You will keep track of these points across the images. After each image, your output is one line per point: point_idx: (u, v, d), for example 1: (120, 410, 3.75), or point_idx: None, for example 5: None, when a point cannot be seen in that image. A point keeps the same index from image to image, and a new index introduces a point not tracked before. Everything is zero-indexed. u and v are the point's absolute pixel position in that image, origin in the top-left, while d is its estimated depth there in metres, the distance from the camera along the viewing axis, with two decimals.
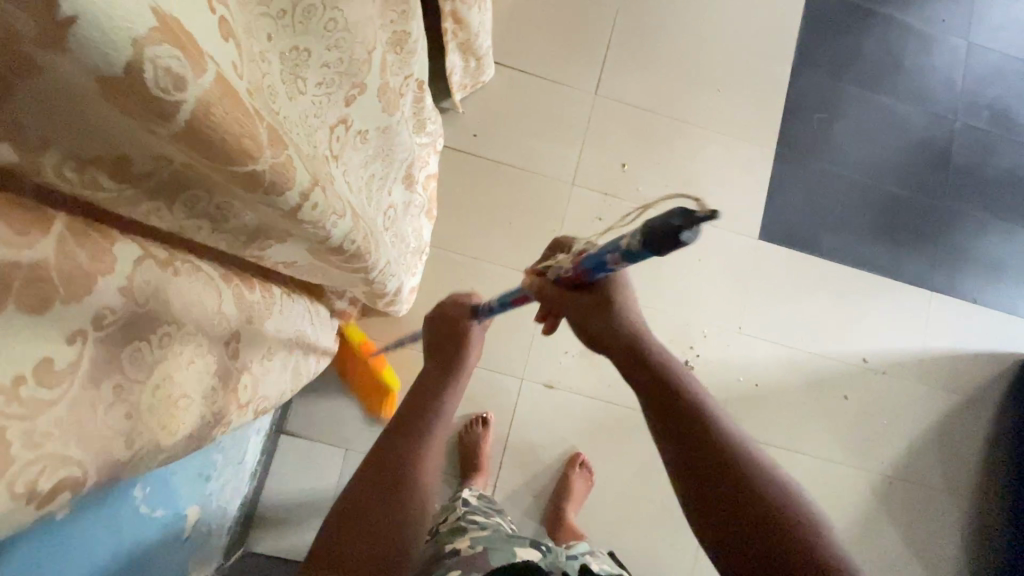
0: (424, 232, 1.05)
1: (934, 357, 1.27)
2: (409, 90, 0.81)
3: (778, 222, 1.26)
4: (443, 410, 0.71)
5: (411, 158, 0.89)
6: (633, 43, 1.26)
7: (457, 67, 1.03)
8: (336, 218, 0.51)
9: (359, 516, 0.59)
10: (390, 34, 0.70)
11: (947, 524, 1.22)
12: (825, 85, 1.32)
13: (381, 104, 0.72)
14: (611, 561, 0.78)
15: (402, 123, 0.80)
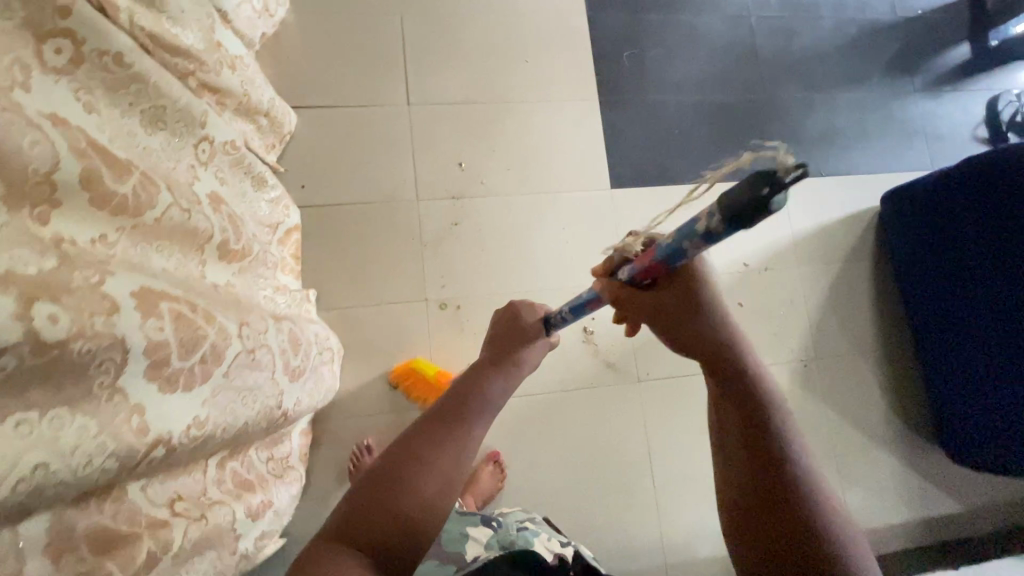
0: (327, 335, 1.02)
1: (802, 237, 1.33)
2: (203, 155, 0.81)
3: (627, 162, 1.29)
4: (492, 389, 0.59)
5: (229, 224, 0.81)
6: (427, 40, 1.24)
7: (249, 130, 1.00)
8: (84, 338, 0.47)
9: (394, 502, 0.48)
10: (139, 115, 0.67)
11: (867, 381, 1.29)
12: (625, 22, 1.34)
13: (112, 208, 0.57)
14: (547, 525, 1.00)
15: (188, 205, 0.69)
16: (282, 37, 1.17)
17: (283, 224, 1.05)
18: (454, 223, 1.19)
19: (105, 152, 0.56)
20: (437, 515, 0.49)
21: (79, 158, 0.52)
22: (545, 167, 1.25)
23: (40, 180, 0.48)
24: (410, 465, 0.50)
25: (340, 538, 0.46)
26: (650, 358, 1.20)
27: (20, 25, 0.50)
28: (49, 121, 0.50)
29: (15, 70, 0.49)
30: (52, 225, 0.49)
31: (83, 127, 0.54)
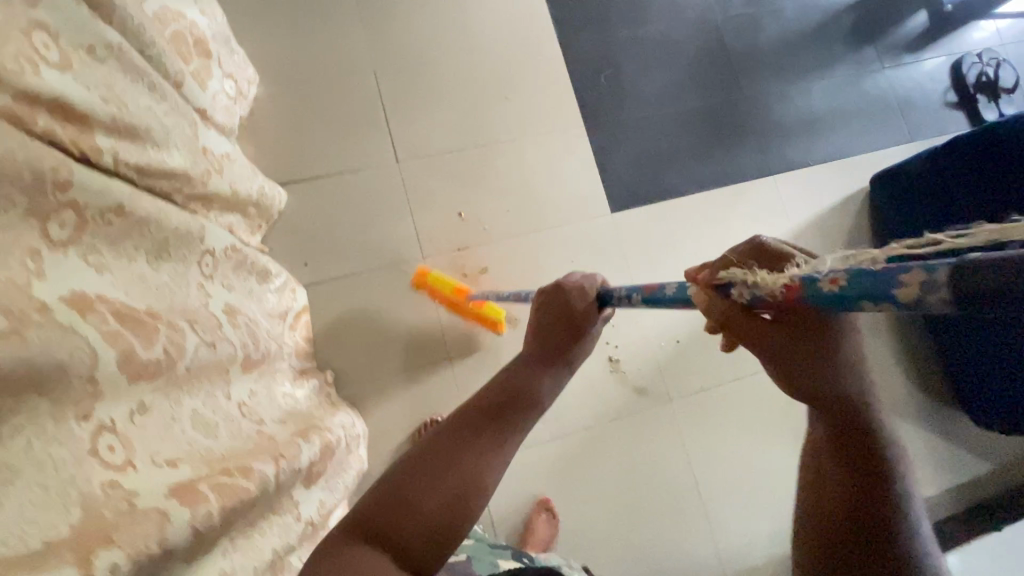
0: (352, 421, 1.00)
1: (800, 229, 1.34)
2: (207, 270, 0.78)
3: (622, 184, 1.29)
4: (541, 390, 0.54)
5: (242, 340, 0.79)
6: (405, 93, 1.22)
7: (236, 222, 0.96)
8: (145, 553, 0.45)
9: (405, 504, 0.45)
10: (146, 255, 0.64)
11: (884, 358, 1.32)
12: (596, 43, 1.34)
13: (151, 375, 0.55)
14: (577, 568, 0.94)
15: (206, 337, 0.67)
16: (258, 115, 1.14)
17: (292, 309, 1.03)
18: (464, 274, 1.18)
19: (128, 320, 0.54)
20: (455, 526, 0.45)
21: (112, 343, 0.50)
22: (542, 202, 1.24)
23: (82, 380, 0.47)
24: (436, 469, 0.46)
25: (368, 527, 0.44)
26: (677, 374, 1.21)
27: (22, 216, 0.48)
28: (77, 315, 0.48)
29: (29, 265, 0.47)
30: (94, 416, 0.48)
31: (103, 298, 0.53)
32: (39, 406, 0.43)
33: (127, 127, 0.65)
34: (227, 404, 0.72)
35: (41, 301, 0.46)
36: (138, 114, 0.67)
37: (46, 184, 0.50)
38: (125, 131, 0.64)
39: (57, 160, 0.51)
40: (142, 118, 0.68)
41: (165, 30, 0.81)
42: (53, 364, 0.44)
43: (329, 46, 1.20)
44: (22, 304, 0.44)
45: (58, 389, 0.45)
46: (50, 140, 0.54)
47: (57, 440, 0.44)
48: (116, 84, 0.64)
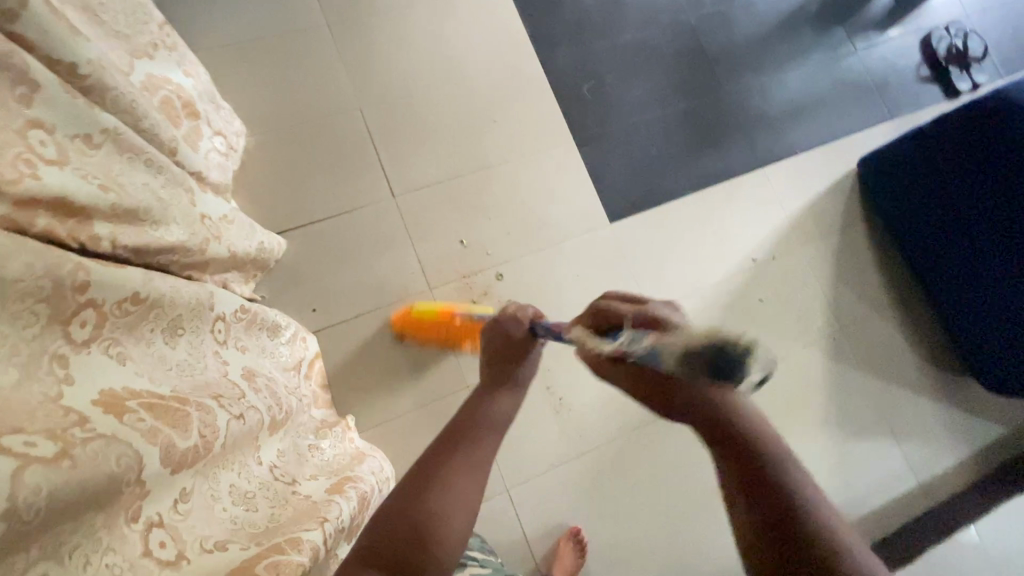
0: (380, 465, 0.99)
1: (797, 217, 1.35)
2: (219, 336, 0.77)
3: (617, 193, 1.29)
4: (497, 411, 0.62)
5: (265, 402, 0.78)
6: (392, 129, 1.22)
7: (232, 276, 0.95)
8: None
9: (392, 527, 0.51)
10: (162, 335, 0.63)
11: (892, 336, 1.33)
12: (575, 57, 1.35)
13: (190, 463, 0.54)
14: None
15: (234, 408, 0.66)
16: (249, 167, 1.14)
17: (305, 358, 1.02)
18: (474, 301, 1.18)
19: (161, 411, 0.53)
20: (449, 542, 0.51)
21: (152, 441, 0.50)
22: (540, 220, 1.24)
23: (129, 483, 0.47)
24: (419, 493, 0.53)
25: (362, 558, 0.50)
26: (694, 376, 1.22)
27: (43, 324, 0.47)
28: (114, 419, 0.48)
29: (56, 373, 0.46)
30: (143, 514, 0.48)
31: (134, 394, 0.52)
32: (90, 521, 0.43)
33: (128, 210, 0.64)
34: (259, 469, 0.72)
35: (78, 413, 0.45)
36: (137, 193, 0.66)
37: (64, 288, 0.49)
38: (127, 215, 0.64)
39: (72, 262, 0.50)
40: (143, 198, 0.67)
41: (154, 100, 0.80)
42: (100, 475, 0.43)
43: (312, 92, 1.21)
44: (62, 423, 0.43)
45: (106, 499, 0.44)
46: (50, 238, 0.53)
47: (109, 548, 0.44)
48: (114, 168, 0.64)
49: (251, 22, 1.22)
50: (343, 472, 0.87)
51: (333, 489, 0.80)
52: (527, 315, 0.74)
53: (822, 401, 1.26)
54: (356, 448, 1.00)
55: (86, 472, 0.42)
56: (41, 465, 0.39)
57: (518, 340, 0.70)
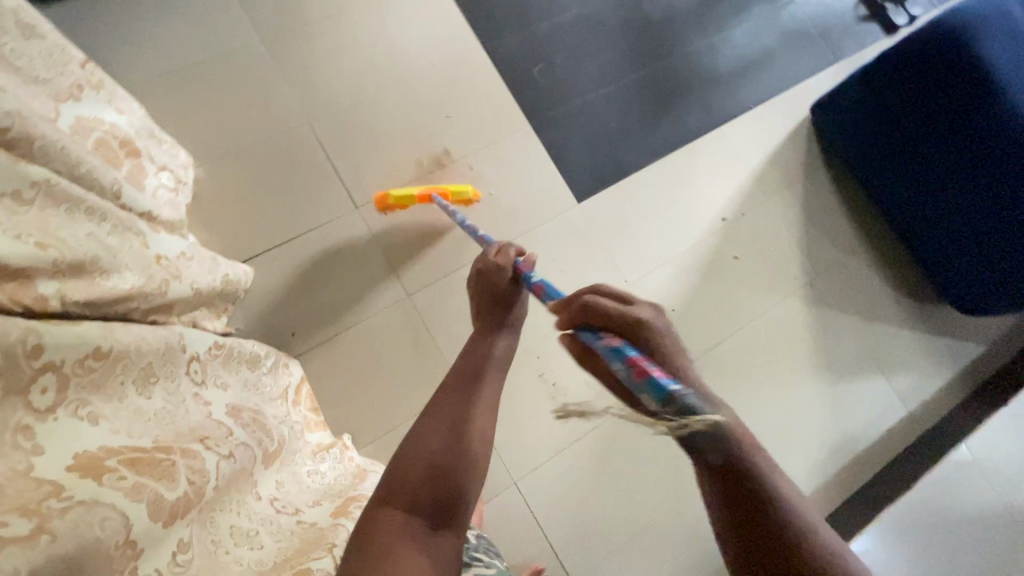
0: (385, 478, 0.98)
1: (761, 170, 1.36)
2: (197, 377, 0.76)
3: (582, 173, 1.29)
4: (494, 352, 0.71)
5: (255, 437, 0.76)
6: (345, 140, 1.20)
7: (200, 314, 0.91)
8: None
9: (413, 465, 0.56)
10: (135, 387, 0.61)
11: (867, 273, 1.36)
12: (520, 41, 1.33)
13: (184, 513, 0.53)
14: None
15: (223, 448, 0.65)
16: (203, 199, 1.11)
17: (291, 385, 1.00)
18: (455, 301, 1.17)
19: (144, 466, 0.51)
20: (471, 466, 0.57)
21: (137, 498, 0.49)
22: (509, 210, 1.23)
23: (120, 546, 0.46)
24: (446, 425, 0.59)
25: (388, 499, 0.54)
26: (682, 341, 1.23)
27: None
28: (93, 483, 0.46)
29: (23, 445, 0.44)
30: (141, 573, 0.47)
31: (113, 451, 0.50)
32: None
33: (74, 264, 0.61)
34: (259, 504, 0.71)
35: (51, 484, 0.44)
36: (82, 245, 0.64)
37: (17, 357, 0.47)
38: (74, 269, 0.61)
39: (21, 328, 0.48)
40: (89, 249, 0.64)
41: (87, 144, 0.77)
42: (86, 543, 0.43)
43: (257, 113, 1.18)
44: (36, 495, 0.42)
45: (96, 565, 0.44)
46: None
47: None
48: (52, 223, 0.61)
49: (179, 50, 1.17)
50: (348, 492, 0.87)
51: (341, 511, 0.79)
52: (508, 263, 0.79)
53: (809, 346, 1.29)
54: (361, 465, 0.99)
55: (68, 542, 0.42)
56: (18, 546, 0.39)
57: (505, 292, 0.78)
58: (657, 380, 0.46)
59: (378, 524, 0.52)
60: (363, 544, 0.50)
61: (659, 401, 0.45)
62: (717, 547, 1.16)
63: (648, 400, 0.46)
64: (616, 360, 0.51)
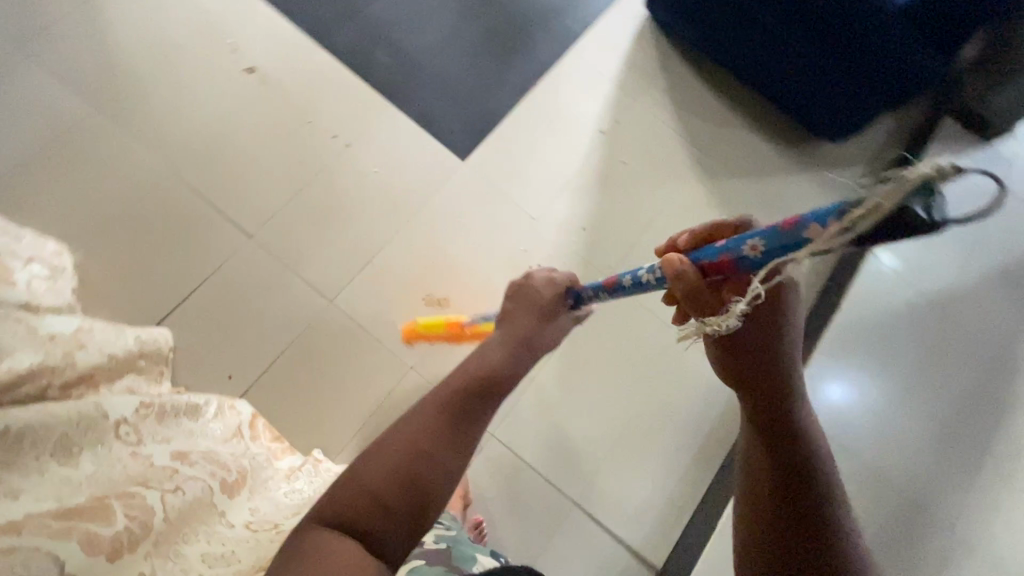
0: None
1: (621, 77, 1.43)
2: (132, 437, 0.74)
3: (458, 133, 1.31)
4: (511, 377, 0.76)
5: (208, 473, 0.76)
6: (215, 178, 1.20)
7: (134, 380, 0.89)
8: None
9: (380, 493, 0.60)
10: (53, 457, 0.64)
11: (746, 137, 1.45)
12: (355, 30, 1.34)
13: (123, 545, 0.54)
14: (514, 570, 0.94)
15: (166, 484, 0.65)
16: (92, 280, 1.09)
17: (243, 422, 0.98)
18: (376, 292, 1.19)
19: (70, 512, 0.54)
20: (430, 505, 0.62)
21: (67, 537, 0.51)
22: (399, 190, 1.25)
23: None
24: (427, 458, 0.63)
25: (339, 523, 0.58)
26: (600, 254, 1.29)
27: None
28: (11, 535, 0.49)
29: None
30: None
31: (35, 521, 0.52)
32: None
33: None
34: (230, 530, 0.71)
35: None
36: None
37: None
38: None
39: None
40: None
41: None
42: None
43: (117, 181, 1.15)
44: None
45: None
46: None
47: None
48: None
49: (12, 143, 1.13)
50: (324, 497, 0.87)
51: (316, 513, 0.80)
52: (564, 280, 0.88)
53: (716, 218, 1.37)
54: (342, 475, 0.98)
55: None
56: None
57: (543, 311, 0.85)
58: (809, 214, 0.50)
59: (314, 542, 0.56)
60: (311, 552, 0.55)
61: (834, 220, 0.47)
62: (696, 424, 1.23)
63: (826, 226, 0.48)
64: (749, 241, 0.56)
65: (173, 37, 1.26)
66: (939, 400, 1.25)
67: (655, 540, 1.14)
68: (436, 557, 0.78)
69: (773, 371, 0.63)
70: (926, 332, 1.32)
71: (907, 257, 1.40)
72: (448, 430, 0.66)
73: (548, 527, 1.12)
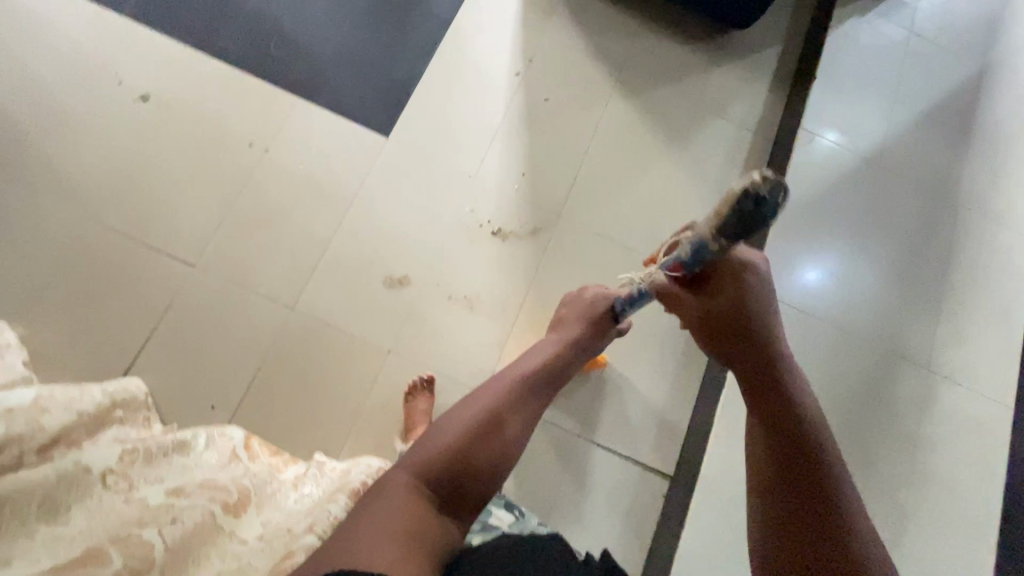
0: (373, 463, 1.00)
1: (522, 13, 1.39)
2: (122, 484, 0.74)
3: (374, 110, 1.28)
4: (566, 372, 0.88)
5: (210, 496, 0.75)
6: (140, 216, 1.16)
7: (120, 430, 0.88)
8: None
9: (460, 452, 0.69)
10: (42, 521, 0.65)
11: (660, 45, 1.44)
12: (238, 30, 1.27)
13: None
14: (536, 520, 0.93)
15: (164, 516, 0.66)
16: (45, 349, 1.06)
17: (237, 446, 0.98)
18: (336, 288, 1.18)
19: None
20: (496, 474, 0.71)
21: None
22: (331, 182, 1.23)
23: None
24: (504, 433, 0.73)
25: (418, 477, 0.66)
26: (546, 195, 1.29)
27: None
28: None
29: None
30: None
31: None
32: None
33: None
34: (244, 544, 0.72)
35: None
36: None
37: None
38: None
39: None
40: None
41: None
42: None
43: (39, 245, 1.11)
44: None
45: None
46: None
47: None
48: None
49: None
50: (334, 491, 0.89)
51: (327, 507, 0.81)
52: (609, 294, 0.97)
53: (648, 132, 1.37)
54: (351, 466, 0.99)
55: None
56: None
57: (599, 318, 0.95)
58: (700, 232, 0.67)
59: (387, 491, 0.64)
60: (386, 499, 0.63)
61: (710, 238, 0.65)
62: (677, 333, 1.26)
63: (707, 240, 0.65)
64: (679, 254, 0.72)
65: (50, 83, 1.19)
66: (904, 253, 1.31)
67: (662, 449, 1.19)
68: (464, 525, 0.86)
69: (762, 348, 0.67)
70: (879, 193, 1.35)
71: (845, 125, 1.39)
72: (522, 410, 0.77)
73: (559, 464, 1.16)
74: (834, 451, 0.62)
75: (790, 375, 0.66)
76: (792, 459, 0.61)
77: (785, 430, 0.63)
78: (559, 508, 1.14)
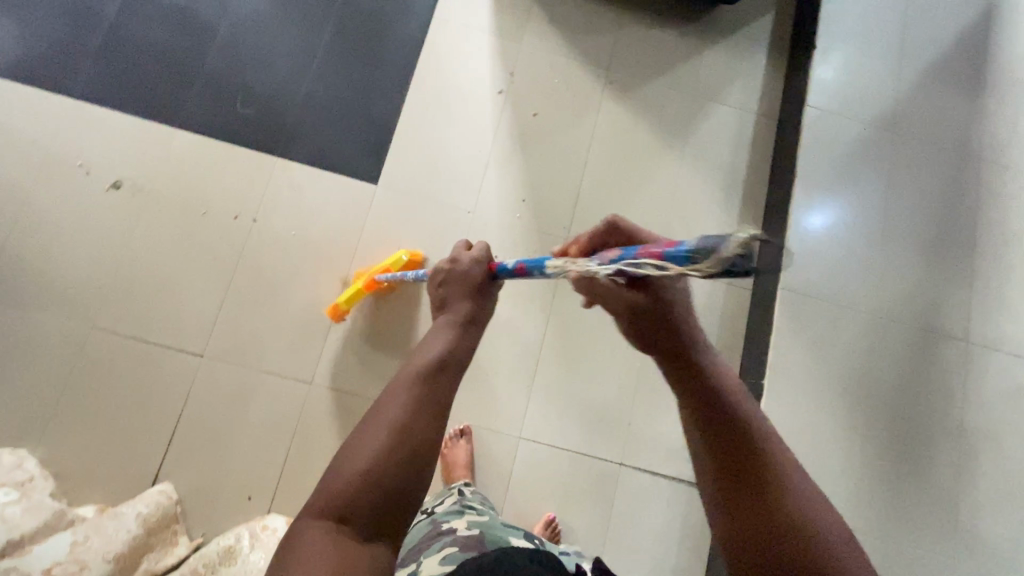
0: None
1: (497, 25, 1.30)
2: None
3: (359, 158, 1.21)
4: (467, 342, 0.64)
5: None
6: (137, 312, 1.11)
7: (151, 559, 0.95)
8: None
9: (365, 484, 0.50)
10: None
11: (647, 35, 1.35)
12: (202, 95, 1.19)
13: None
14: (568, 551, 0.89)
15: None
16: (69, 467, 1.04)
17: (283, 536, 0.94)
18: (352, 353, 1.13)
19: None
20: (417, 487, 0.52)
21: None
22: (327, 243, 1.17)
23: None
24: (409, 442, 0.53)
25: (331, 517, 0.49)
26: (552, 218, 1.23)
27: None
28: None
29: None
30: None
31: None
32: None
33: None
34: None
35: None
36: None
37: None
38: None
39: None
40: None
41: None
42: None
43: (40, 362, 1.07)
44: None
45: None
46: None
47: None
48: None
49: None
50: None
51: None
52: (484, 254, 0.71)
53: (648, 132, 1.30)
54: None
55: None
56: None
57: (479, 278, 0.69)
58: (669, 256, 0.51)
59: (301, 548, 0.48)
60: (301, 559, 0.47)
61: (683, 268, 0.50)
62: None
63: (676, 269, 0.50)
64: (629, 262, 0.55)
65: (16, 186, 1.12)
66: (925, 217, 1.24)
67: None
68: (467, 543, 0.76)
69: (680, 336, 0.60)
70: (889, 156, 1.27)
71: (850, 92, 1.31)
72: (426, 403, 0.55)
73: (608, 494, 1.14)
74: (773, 438, 0.56)
75: (715, 361, 0.60)
76: (734, 459, 0.55)
77: (721, 433, 0.56)
78: (614, 539, 1.12)
